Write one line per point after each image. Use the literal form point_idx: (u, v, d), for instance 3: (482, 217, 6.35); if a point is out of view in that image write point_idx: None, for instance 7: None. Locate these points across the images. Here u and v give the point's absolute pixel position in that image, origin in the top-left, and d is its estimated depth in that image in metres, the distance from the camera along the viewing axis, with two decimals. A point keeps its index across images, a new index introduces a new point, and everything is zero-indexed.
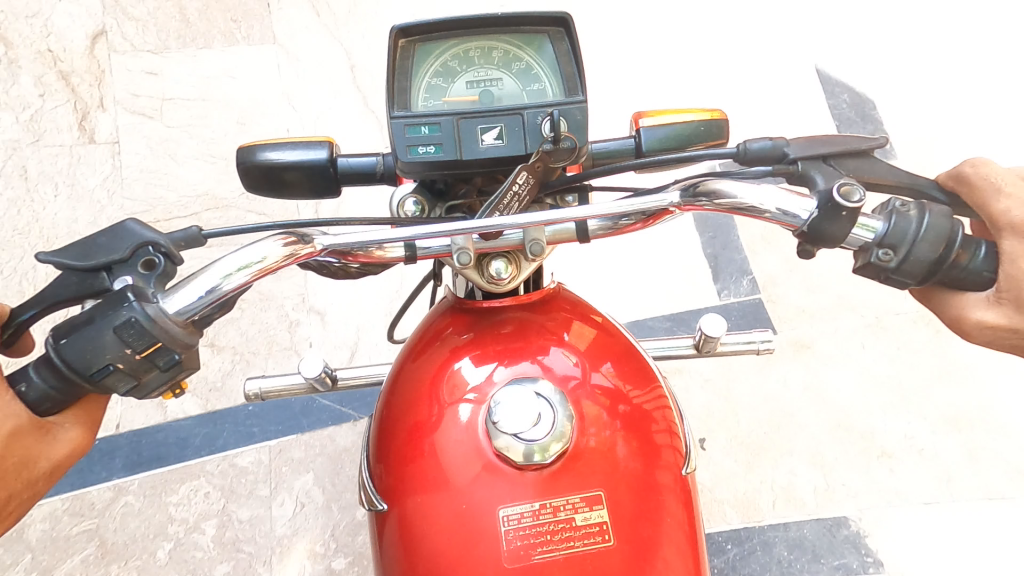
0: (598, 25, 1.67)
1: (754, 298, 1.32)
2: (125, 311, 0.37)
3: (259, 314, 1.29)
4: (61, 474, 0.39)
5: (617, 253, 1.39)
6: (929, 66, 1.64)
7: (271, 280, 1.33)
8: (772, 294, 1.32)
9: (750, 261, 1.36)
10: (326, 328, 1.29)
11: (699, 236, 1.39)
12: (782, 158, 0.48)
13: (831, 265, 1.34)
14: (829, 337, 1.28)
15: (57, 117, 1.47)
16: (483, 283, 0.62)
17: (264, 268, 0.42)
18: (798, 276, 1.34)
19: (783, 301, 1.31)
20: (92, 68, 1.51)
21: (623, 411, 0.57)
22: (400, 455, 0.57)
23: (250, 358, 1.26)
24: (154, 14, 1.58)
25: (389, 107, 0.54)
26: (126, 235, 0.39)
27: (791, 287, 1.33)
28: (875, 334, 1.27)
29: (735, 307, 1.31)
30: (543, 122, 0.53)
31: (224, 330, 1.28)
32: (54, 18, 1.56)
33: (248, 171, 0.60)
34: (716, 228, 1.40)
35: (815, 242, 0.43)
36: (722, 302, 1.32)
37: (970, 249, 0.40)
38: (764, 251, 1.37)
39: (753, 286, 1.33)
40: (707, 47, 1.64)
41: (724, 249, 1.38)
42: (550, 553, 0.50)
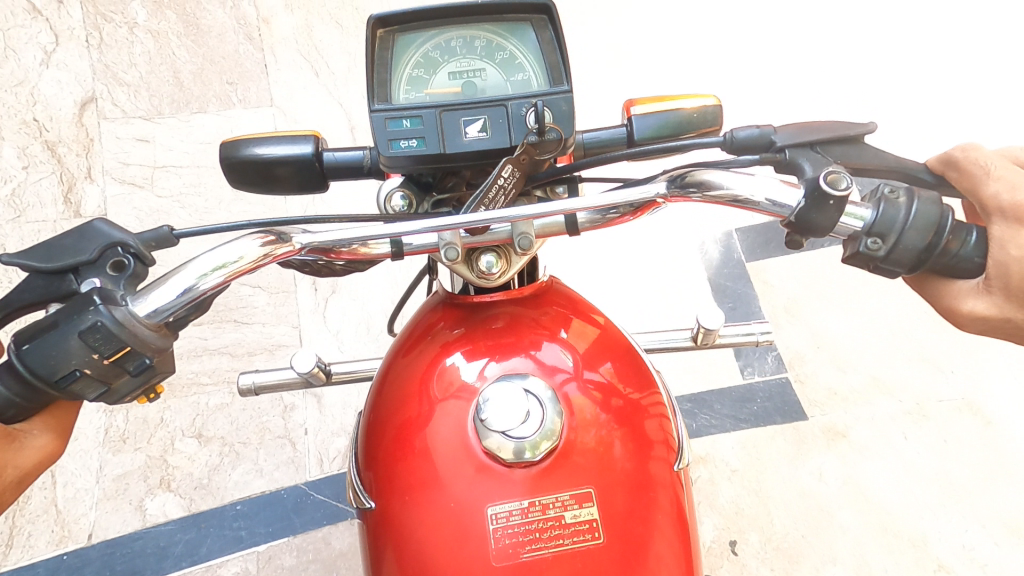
0: (594, 33, 1.62)
1: (780, 376, 1.24)
2: (91, 315, 0.36)
3: (252, 399, 1.26)
4: (29, 484, 0.39)
5: (615, 259, 1.36)
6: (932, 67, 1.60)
7: (266, 360, 1.29)
8: (800, 373, 1.24)
9: (773, 335, 1.28)
10: (322, 412, 1.25)
11: (720, 305, 1.31)
12: (769, 146, 0.46)
13: (858, 342, 1.27)
14: (868, 423, 1.18)
15: (41, 190, 1.38)
16: (473, 278, 0.61)
17: (240, 268, 0.41)
18: (825, 354, 1.26)
19: (815, 381, 1.23)
20: (80, 136, 1.45)
21: (615, 407, 0.56)
22: (389, 452, 0.57)
23: (240, 449, 1.21)
24: (147, 77, 1.55)
25: (370, 99, 0.53)
26: (94, 235, 0.39)
27: (820, 365, 1.25)
28: (917, 421, 1.18)
29: (760, 389, 1.23)
30: (527, 114, 0.52)
31: (213, 418, 1.24)
32: (42, 87, 1.49)
33: (233, 167, 0.58)
34: (736, 297, 1.32)
35: (804, 232, 0.41)
36: (745, 381, 1.25)
37: (961, 235, 0.38)
38: (789, 324, 1.30)
39: (778, 363, 1.26)
40: (705, 45, 1.60)
41: (746, 320, 1.29)
42: (539, 551, 0.49)
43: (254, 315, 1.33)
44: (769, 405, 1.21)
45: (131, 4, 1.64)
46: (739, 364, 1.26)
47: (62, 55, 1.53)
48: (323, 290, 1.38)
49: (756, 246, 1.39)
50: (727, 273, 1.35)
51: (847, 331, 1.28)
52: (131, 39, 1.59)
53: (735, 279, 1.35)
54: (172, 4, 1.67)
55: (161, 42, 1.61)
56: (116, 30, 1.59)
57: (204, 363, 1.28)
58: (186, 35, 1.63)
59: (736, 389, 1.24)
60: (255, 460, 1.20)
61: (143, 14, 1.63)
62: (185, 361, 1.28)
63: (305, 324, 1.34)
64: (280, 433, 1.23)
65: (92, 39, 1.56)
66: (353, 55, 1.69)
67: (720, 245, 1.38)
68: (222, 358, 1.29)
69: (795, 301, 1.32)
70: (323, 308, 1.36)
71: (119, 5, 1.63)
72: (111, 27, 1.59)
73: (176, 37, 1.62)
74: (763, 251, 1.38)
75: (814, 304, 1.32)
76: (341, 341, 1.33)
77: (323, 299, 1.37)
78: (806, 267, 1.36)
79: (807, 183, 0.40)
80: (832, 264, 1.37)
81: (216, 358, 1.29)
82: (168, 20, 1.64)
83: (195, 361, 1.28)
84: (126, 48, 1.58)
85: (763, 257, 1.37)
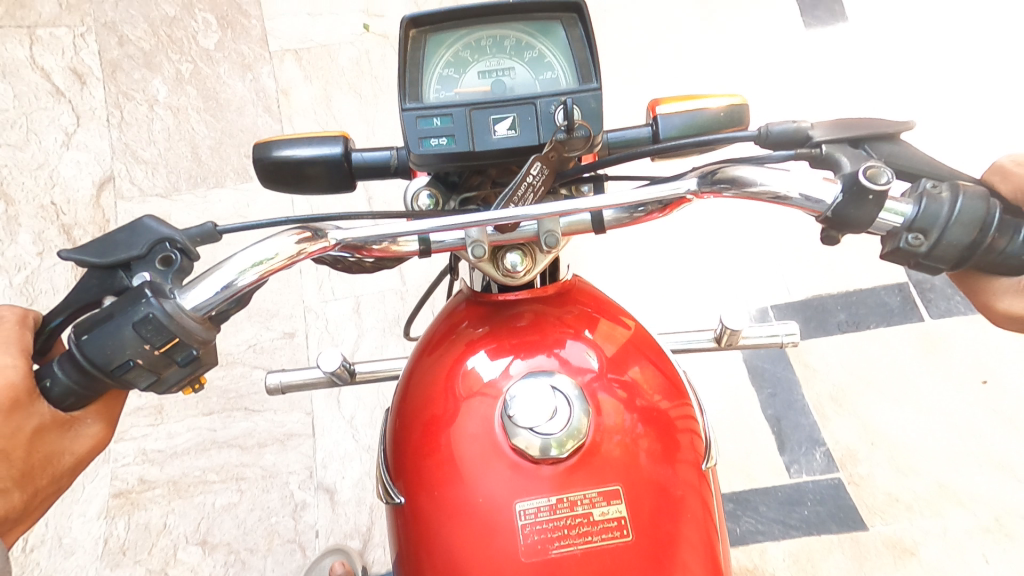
0: (618, 54, 1.58)
1: (832, 477, 1.12)
2: (144, 307, 0.37)
3: (260, 496, 1.20)
4: (83, 468, 0.41)
5: (637, 269, 1.34)
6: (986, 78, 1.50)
7: (276, 452, 1.23)
8: (855, 474, 1.11)
9: (820, 429, 1.16)
10: (334, 510, 1.18)
11: (757, 394, 1.20)
12: (805, 141, 0.46)
13: (916, 438, 1.13)
14: (938, 540, 1.04)
15: (53, 275, 1.31)
16: (498, 276, 0.62)
17: (278, 264, 0.42)
18: (882, 453, 1.13)
19: (871, 484, 1.10)
20: (96, 218, 1.38)
21: (641, 405, 0.56)
22: (417, 448, 0.57)
23: (247, 558, 1.15)
24: (165, 154, 1.45)
25: (401, 98, 0.54)
26: (144, 232, 0.40)
27: (877, 466, 1.12)
28: (998, 542, 1.04)
29: (810, 491, 1.11)
30: (556, 111, 0.52)
31: (219, 520, 1.18)
32: (62, 170, 1.42)
33: (265, 168, 0.60)
34: (775, 382, 1.21)
35: (839, 228, 0.41)
36: (793, 480, 1.12)
37: (1009, 233, 0.37)
38: (837, 416, 1.17)
39: (828, 461, 1.13)
40: (731, 61, 1.56)
41: (787, 410, 1.18)
42: (568, 548, 0.49)
43: (265, 403, 1.26)
44: (821, 510, 1.09)
45: (153, 81, 1.52)
46: (784, 460, 1.14)
47: (84, 135, 1.46)
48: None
49: (794, 324, 1.26)
50: (764, 354, 1.24)
51: (905, 428, 1.14)
52: (150, 115, 1.49)
53: (773, 361, 1.23)
54: (195, 77, 1.53)
55: (180, 118, 1.49)
56: (137, 108, 1.49)
57: (212, 458, 1.22)
58: (205, 110, 1.50)
59: (781, 490, 1.12)
60: (262, 569, 1.14)
61: (163, 91, 1.51)
62: (192, 457, 1.22)
63: (319, 411, 1.26)
64: (290, 536, 1.17)
65: (114, 118, 1.48)
66: (375, 122, 1.50)
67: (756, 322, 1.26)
68: (231, 452, 1.23)
69: (844, 389, 1.19)
70: (338, 393, 1.27)
71: (140, 81, 1.52)
72: (133, 104, 1.49)
73: (194, 112, 1.50)
74: (804, 329, 1.25)
75: (865, 393, 1.18)
76: (355, 429, 1.24)
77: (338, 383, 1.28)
78: (856, 350, 1.22)
79: (844, 178, 0.40)
80: (888, 349, 1.21)
81: (225, 452, 1.23)
82: (189, 94, 1.51)
83: (203, 457, 1.22)
84: (146, 125, 1.48)
85: (807, 336, 1.24)
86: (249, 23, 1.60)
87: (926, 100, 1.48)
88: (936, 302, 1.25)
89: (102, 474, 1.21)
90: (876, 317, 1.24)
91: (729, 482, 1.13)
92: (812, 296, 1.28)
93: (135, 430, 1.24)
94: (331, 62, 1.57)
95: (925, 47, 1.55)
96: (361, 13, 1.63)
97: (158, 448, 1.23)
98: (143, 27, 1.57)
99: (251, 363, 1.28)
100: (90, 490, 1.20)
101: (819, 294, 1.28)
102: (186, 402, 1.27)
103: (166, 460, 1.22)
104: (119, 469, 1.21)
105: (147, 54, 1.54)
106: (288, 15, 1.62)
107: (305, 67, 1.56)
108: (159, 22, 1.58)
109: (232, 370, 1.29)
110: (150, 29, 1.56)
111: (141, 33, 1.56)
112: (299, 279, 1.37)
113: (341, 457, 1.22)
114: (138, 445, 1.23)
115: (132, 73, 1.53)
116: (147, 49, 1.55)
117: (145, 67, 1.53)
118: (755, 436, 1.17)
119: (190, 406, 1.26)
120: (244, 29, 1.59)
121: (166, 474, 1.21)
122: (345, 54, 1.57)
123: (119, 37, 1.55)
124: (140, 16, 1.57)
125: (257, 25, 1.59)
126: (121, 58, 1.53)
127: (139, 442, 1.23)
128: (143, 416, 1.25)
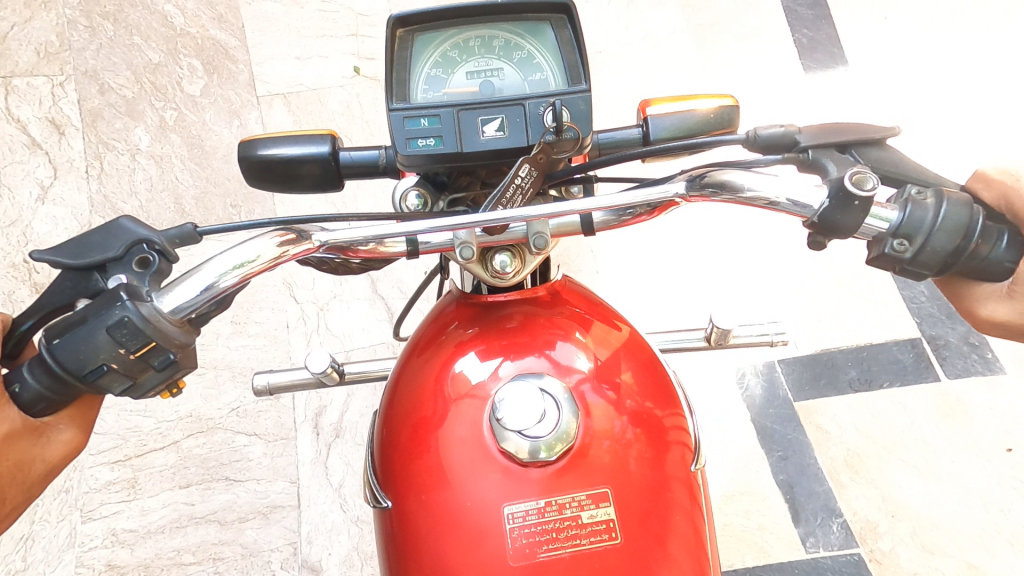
0: (607, 69, 1.57)
1: (851, 553, 1.03)
2: (119, 310, 0.36)
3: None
4: (56, 476, 0.40)
5: (629, 287, 1.32)
6: (971, 88, 1.51)
7: (257, 527, 1.14)
8: (876, 551, 1.03)
9: (836, 498, 1.07)
10: None
11: (768, 458, 1.12)
12: (793, 146, 0.46)
13: (942, 514, 1.05)
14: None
15: None
16: (487, 277, 0.61)
17: (259, 266, 0.42)
18: (903, 525, 1.05)
19: (894, 562, 1.02)
20: None
21: (631, 407, 0.56)
22: (405, 451, 0.57)
23: None
24: (148, 206, 1.38)
25: (388, 99, 0.53)
26: (120, 232, 0.39)
27: (900, 542, 1.03)
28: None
29: (827, 568, 1.02)
30: (545, 113, 0.51)
31: None
32: (36, 226, 1.33)
33: (252, 166, 0.59)
34: (786, 445, 1.13)
35: (827, 233, 0.41)
36: (810, 557, 1.03)
37: (992, 240, 0.38)
38: (853, 484, 1.08)
39: (846, 535, 1.04)
40: (721, 74, 1.55)
41: (800, 475, 1.10)
42: (556, 551, 0.49)
43: (249, 472, 1.17)
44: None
45: (135, 129, 1.45)
46: (799, 532, 1.05)
47: (61, 189, 1.36)
48: (325, 436, 1.20)
49: (803, 381, 1.18)
50: (773, 415, 1.16)
51: (928, 501, 1.06)
52: (133, 165, 1.41)
53: (783, 423, 1.15)
54: (179, 125, 1.47)
55: (164, 167, 1.42)
56: (119, 158, 1.41)
57: (188, 536, 1.12)
58: (190, 158, 1.44)
59: (798, 566, 1.03)
60: None
61: (146, 139, 1.44)
62: (167, 536, 1.12)
63: (305, 479, 1.17)
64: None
65: (93, 169, 1.39)
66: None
67: (763, 379, 1.19)
68: (209, 529, 1.13)
69: (859, 455, 1.11)
70: (325, 458, 1.19)
71: (122, 131, 1.44)
72: (114, 154, 1.41)
73: (179, 160, 1.44)
74: (813, 388, 1.17)
75: (884, 459, 1.10)
76: (344, 497, 1.16)
77: (325, 446, 1.20)
78: (869, 412, 1.14)
79: (830, 183, 0.40)
80: (904, 410, 1.14)
81: (203, 529, 1.13)
82: (173, 142, 1.45)
83: (179, 535, 1.12)
84: (127, 176, 1.40)
85: (815, 396, 1.17)
86: (236, 67, 1.56)
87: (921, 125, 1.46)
88: (952, 360, 1.17)
89: (66, 561, 1.09)
90: (888, 375, 1.17)
91: (742, 558, 1.05)
92: (821, 350, 1.21)
93: (104, 507, 1.13)
94: (321, 106, 1.54)
95: (909, 59, 1.56)
96: (351, 55, 1.61)
97: (130, 527, 1.12)
98: (125, 74, 1.49)
99: (233, 429, 1.19)
100: None
101: (828, 348, 1.21)
102: (163, 473, 1.16)
103: (138, 541, 1.11)
104: (84, 554, 1.10)
105: (129, 102, 1.47)
106: (276, 58, 1.59)
107: (294, 112, 1.53)
108: (142, 68, 1.51)
109: (213, 439, 1.19)
110: (132, 76, 1.49)
111: (124, 81, 1.48)
112: (287, 335, 1.29)
113: (328, 530, 1.13)
114: (108, 524, 1.12)
115: (112, 122, 1.44)
116: (129, 97, 1.47)
117: (127, 116, 1.46)
118: (767, 505, 1.08)
119: (166, 477, 1.16)
120: (231, 73, 1.55)
121: (137, 557, 1.11)
122: (336, 98, 1.55)
123: (100, 85, 1.46)
124: (123, 63, 1.50)
125: (244, 70, 1.56)
126: (102, 107, 1.45)
127: (109, 521, 1.12)
128: (114, 492, 1.14)
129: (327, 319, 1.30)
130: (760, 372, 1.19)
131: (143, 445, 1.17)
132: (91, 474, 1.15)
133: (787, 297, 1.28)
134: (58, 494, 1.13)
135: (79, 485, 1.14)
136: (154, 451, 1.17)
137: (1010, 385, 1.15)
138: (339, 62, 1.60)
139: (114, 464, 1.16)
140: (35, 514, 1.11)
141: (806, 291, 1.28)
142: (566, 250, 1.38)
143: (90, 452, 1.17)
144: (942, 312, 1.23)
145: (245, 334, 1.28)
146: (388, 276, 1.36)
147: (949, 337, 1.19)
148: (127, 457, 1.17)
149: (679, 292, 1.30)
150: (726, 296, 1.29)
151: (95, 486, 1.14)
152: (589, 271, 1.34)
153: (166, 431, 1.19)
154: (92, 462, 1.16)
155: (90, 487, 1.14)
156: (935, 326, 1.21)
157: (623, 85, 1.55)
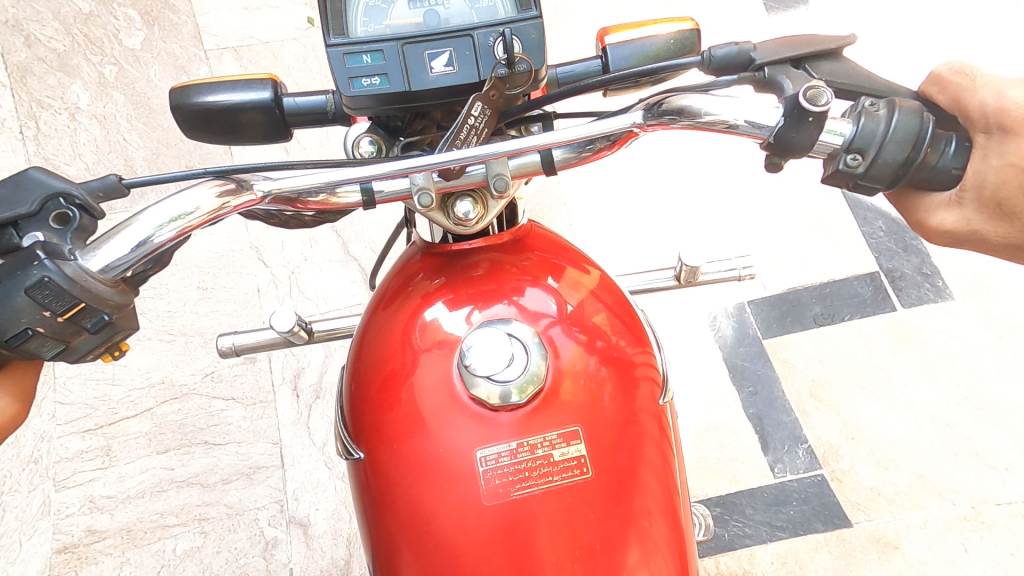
0: (578, 10, 1.51)
1: (815, 474, 1.09)
2: (38, 270, 0.35)
3: (228, 537, 1.11)
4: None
5: (604, 229, 1.32)
6: (955, 14, 1.47)
7: (242, 488, 1.14)
8: (837, 470, 1.09)
9: (801, 425, 1.13)
10: (308, 546, 1.10)
11: (739, 393, 1.16)
12: (748, 64, 0.46)
13: (898, 433, 1.11)
14: (921, 532, 1.03)
15: None
16: (450, 225, 0.59)
17: (199, 219, 0.40)
18: (862, 446, 1.11)
19: (853, 480, 1.08)
20: None
21: (601, 347, 0.56)
22: (376, 404, 0.56)
23: None
24: (95, 168, 1.28)
25: (326, 35, 0.50)
26: (31, 185, 0.37)
27: (858, 461, 1.09)
28: (975, 530, 1.03)
29: (794, 490, 1.08)
30: (494, 44, 0.48)
31: (180, 564, 1.09)
32: None
33: (186, 115, 0.54)
34: (756, 380, 1.17)
35: (783, 153, 0.41)
36: (777, 481, 1.09)
37: (940, 147, 0.38)
38: (817, 412, 1.14)
39: (811, 458, 1.10)
40: (697, 7, 1.49)
41: (769, 408, 1.15)
42: (529, 488, 0.50)
43: (228, 435, 1.17)
44: (807, 509, 1.06)
45: (71, 86, 1.33)
46: (768, 460, 1.11)
47: None
48: (306, 397, 1.20)
49: (770, 319, 1.22)
50: (744, 352, 1.19)
51: (884, 423, 1.12)
52: (73, 125, 1.30)
53: (752, 359, 1.19)
54: (121, 81, 1.37)
55: (108, 127, 1.32)
56: (56, 117, 1.30)
57: (171, 499, 1.12)
58: (137, 117, 1.34)
59: (767, 491, 1.08)
60: None
61: (86, 98, 1.33)
62: (147, 500, 1.12)
63: (287, 439, 1.17)
64: None
65: (28, 130, 1.27)
66: (328, 128, 1.41)
67: (733, 319, 1.22)
68: (191, 491, 1.13)
69: (823, 383, 1.16)
70: (306, 419, 1.18)
71: (56, 87, 1.32)
72: (50, 113, 1.30)
73: (125, 120, 1.34)
74: (780, 325, 1.21)
75: (844, 387, 1.15)
76: (328, 456, 1.16)
77: (306, 407, 1.19)
78: (834, 343, 1.19)
79: (785, 101, 0.39)
80: (863, 337, 1.19)
81: (184, 492, 1.13)
82: (116, 101, 1.35)
83: (160, 499, 1.12)
84: (68, 137, 1.29)
85: (783, 333, 1.20)
86: (178, 19, 1.45)
87: (897, 50, 1.42)
88: (907, 291, 1.22)
89: (42, 530, 1.09)
90: (849, 308, 1.21)
91: (715, 487, 1.10)
92: (788, 289, 1.24)
93: (78, 476, 1.12)
94: (275, 60, 1.45)
95: None
96: (304, 6, 1.51)
97: (108, 493, 1.12)
98: (54, 25, 1.37)
99: (209, 394, 1.19)
100: (28, 548, 1.07)
101: (794, 286, 1.24)
102: (138, 440, 1.15)
103: (117, 506, 1.11)
104: (62, 521, 1.10)
105: (61, 56, 1.35)
106: (220, 10, 1.49)
107: (246, 66, 1.43)
108: (71, 19, 1.38)
109: (188, 404, 1.18)
110: (62, 28, 1.37)
111: (53, 33, 1.36)
112: (257, 299, 1.26)
113: (314, 487, 1.14)
114: (84, 492, 1.11)
115: (44, 79, 1.32)
116: (61, 50, 1.35)
117: (60, 71, 1.34)
118: (738, 438, 1.13)
119: (142, 444, 1.15)
120: (174, 26, 1.45)
121: (118, 521, 1.10)
122: (290, 51, 1.46)
123: (25, 36, 1.34)
124: (48, 13, 1.37)
125: (188, 22, 1.46)
126: (30, 61, 1.32)
127: (85, 488, 1.12)
128: (88, 460, 1.13)
129: (299, 282, 1.27)
130: (731, 313, 1.23)
131: (114, 412, 1.16)
132: (61, 444, 1.14)
133: (763, 233, 1.29)
134: (26, 465, 1.12)
135: (48, 455, 1.13)
136: (127, 419, 1.16)
137: (960, 310, 1.20)
138: (293, 13, 1.50)
139: (85, 433, 1.15)
140: (3, 485, 1.10)
141: (777, 229, 1.29)
142: (539, 204, 1.36)
143: (57, 422, 1.15)
144: (896, 245, 1.26)
145: (213, 299, 1.25)
146: (359, 237, 1.33)
147: (904, 269, 1.23)
148: (99, 425, 1.15)
149: (650, 235, 1.30)
150: (700, 237, 1.30)
151: (66, 455, 1.13)
152: (564, 219, 1.33)
153: (138, 398, 1.18)
154: (60, 432, 1.14)
155: (61, 457, 1.13)
156: (892, 259, 1.25)
157: (594, 24, 1.49)
